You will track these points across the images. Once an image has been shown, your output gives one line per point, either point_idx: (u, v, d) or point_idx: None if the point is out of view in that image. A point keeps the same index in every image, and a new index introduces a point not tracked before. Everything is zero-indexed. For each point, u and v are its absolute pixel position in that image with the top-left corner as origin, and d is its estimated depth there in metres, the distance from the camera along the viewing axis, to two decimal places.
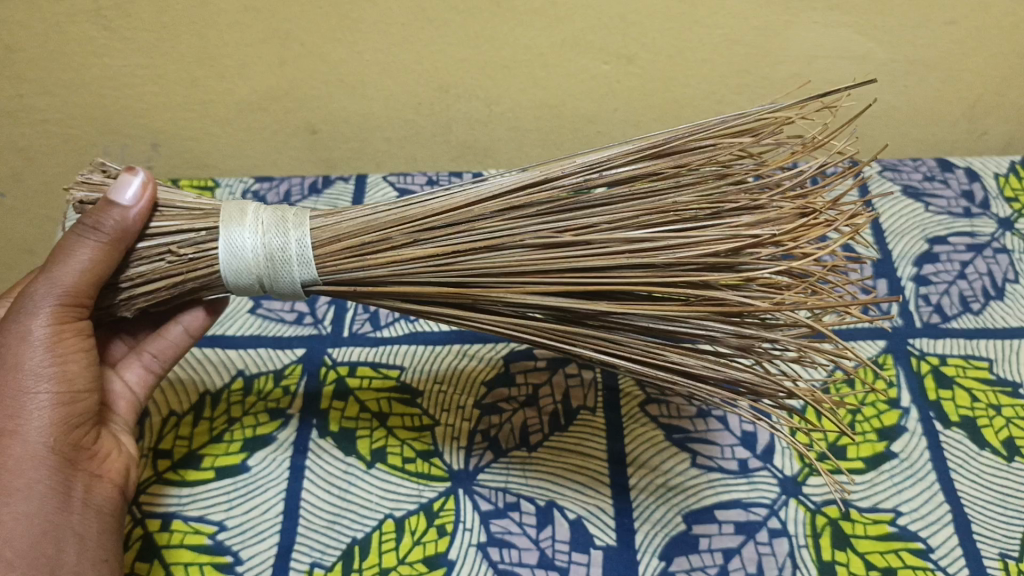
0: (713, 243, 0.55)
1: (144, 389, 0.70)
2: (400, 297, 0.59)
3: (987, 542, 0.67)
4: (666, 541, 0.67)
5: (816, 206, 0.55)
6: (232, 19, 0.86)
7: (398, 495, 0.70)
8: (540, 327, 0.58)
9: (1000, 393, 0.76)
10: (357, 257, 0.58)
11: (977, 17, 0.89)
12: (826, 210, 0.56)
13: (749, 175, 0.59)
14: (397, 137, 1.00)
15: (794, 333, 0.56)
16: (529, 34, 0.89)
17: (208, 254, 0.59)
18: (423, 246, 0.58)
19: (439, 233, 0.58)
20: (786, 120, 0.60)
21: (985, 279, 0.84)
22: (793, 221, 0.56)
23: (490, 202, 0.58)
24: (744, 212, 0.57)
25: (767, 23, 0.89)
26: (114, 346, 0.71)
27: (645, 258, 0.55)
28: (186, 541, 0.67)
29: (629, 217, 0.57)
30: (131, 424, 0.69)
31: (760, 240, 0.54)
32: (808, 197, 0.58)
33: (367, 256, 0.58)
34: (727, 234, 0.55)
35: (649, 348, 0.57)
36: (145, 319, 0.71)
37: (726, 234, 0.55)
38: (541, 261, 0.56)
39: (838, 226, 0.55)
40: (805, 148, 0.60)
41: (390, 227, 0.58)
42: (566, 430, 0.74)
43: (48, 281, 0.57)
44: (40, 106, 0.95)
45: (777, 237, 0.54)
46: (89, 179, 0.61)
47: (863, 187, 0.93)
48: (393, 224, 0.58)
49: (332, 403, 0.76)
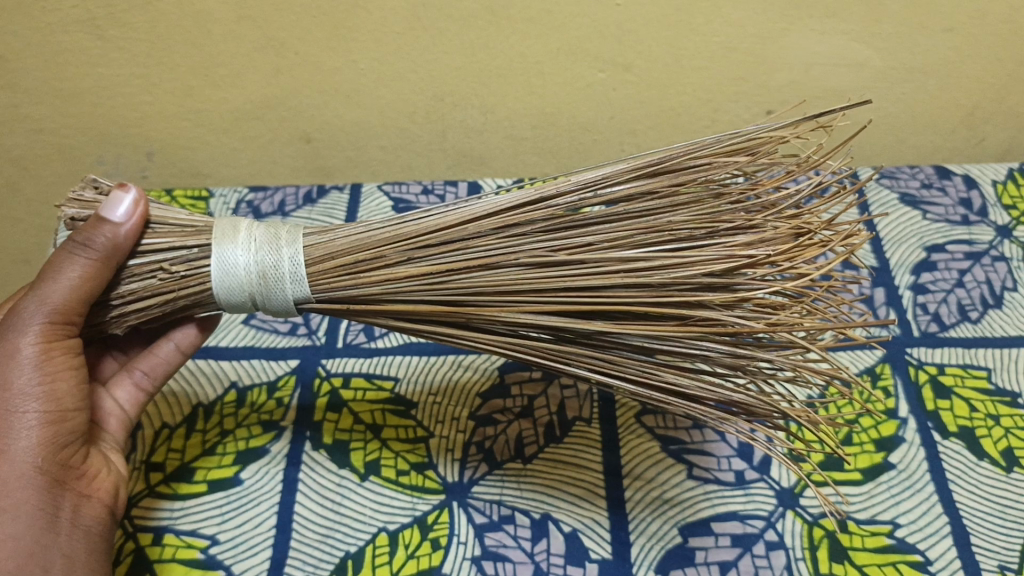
0: (709, 263, 0.54)
1: (135, 407, 0.69)
2: (393, 314, 0.59)
3: (986, 554, 0.66)
4: (662, 554, 0.67)
5: (811, 226, 0.55)
6: (225, 28, 0.86)
7: (392, 509, 0.69)
8: (535, 346, 0.57)
9: (998, 403, 0.75)
10: (349, 274, 0.58)
11: (975, 23, 0.89)
12: (822, 230, 0.56)
13: (745, 195, 0.58)
14: (392, 145, 1.00)
15: (790, 352, 0.56)
16: (524, 42, 0.88)
17: (200, 271, 0.58)
18: (416, 264, 0.57)
19: (433, 251, 0.58)
20: (782, 139, 0.60)
21: (983, 288, 0.83)
22: (789, 241, 0.56)
23: (486, 220, 0.58)
24: (740, 232, 0.57)
25: (764, 30, 0.88)
26: (106, 364, 0.71)
27: (641, 277, 0.55)
28: (178, 555, 0.67)
29: (624, 236, 0.57)
30: (123, 442, 0.68)
31: (755, 260, 0.53)
32: (803, 216, 0.57)
33: (358, 274, 0.58)
34: (723, 255, 0.54)
35: (645, 368, 0.56)
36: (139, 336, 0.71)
37: (721, 254, 0.54)
38: (535, 279, 0.56)
39: (833, 246, 0.55)
40: (801, 166, 0.60)
41: (384, 245, 0.58)
42: (561, 441, 0.74)
43: (37, 298, 0.56)
44: (33, 116, 0.94)
45: (773, 257, 0.53)
46: (81, 196, 0.61)
47: (863, 206, 0.92)
48: (387, 242, 0.58)
49: (326, 415, 0.75)
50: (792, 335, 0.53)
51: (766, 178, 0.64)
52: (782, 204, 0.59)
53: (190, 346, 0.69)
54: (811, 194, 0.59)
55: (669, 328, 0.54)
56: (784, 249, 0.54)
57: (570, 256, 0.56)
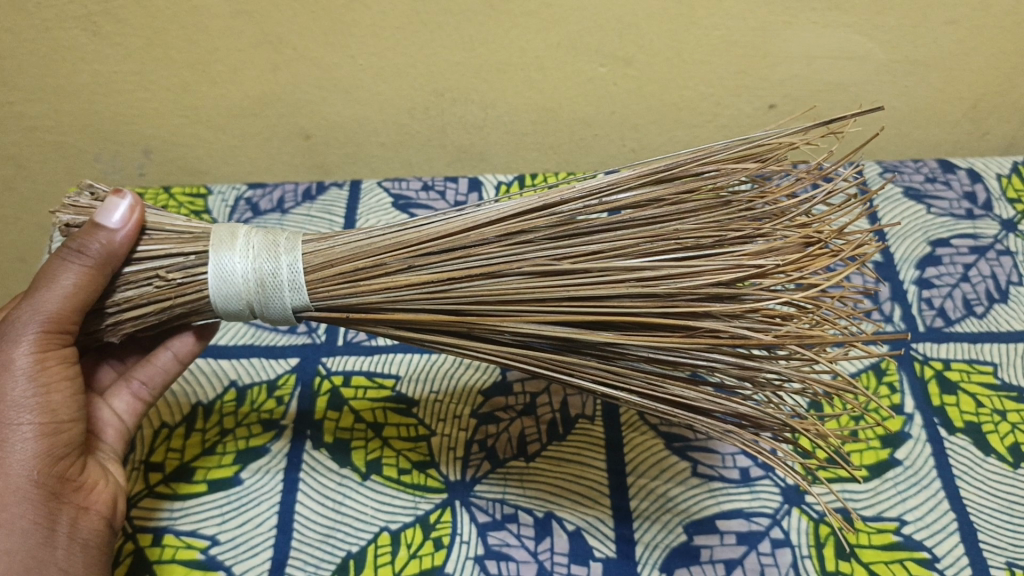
0: (716, 273, 0.54)
1: (133, 416, 0.69)
2: (391, 326, 0.58)
3: (993, 551, 0.66)
4: (666, 552, 0.66)
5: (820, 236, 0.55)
6: (222, 24, 0.85)
7: (394, 508, 0.69)
8: (539, 357, 0.56)
9: (1004, 398, 0.74)
10: (347, 283, 0.57)
11: (980, 15, 0.88)
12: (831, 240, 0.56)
13: (754, 203, 0.58)
14: (392, 142, 0.99)
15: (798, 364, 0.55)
16: (525, 36, 0.87)
17: (198, 279, 0.57)
18: (417, 272, 0.57)
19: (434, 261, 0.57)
20: (791, 146, 0.59)
21: (988, 282, 0.82)
22: (799, 251, 0.55)
23: (489, 227, 0.57)
24: (749, 241, 0.56)
25: (767, 23, 0.87)
26: (103, 372, 0.71)
27: (646, 284, 0.54)
28: (178, 556, 0.66)
29: (630, 244, 0.56)
30: (120, 452, 0.67)
31: (764, 271, 0.53)
32: (814, 225, 0.57)
33: (357, 282, 0.57)
34: (731, 265, 0.54)
35: (650, 380, 0.55)
36: (134, 345, 0.70)
37: (729, 264, 0.54)
38: (538, 287, 0.55)
39: (843, 256, 0.54)
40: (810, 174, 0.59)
41: (385, 254, 0.57)
42: (565, 438, 0.73)
43: (31, 307, 0.56)
44: (30, 113, 0.94)
45: (781, 268, 0.53)
46: (77, 203, 0.60)
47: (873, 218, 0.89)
48: (386, 249, 0.57)
49: (327, 413, 0.74)
50: (800, 347, 0.52)
51: (774, 185, 0.63)
52: (791, 212, 0.58)
53: (190, 353, 0.68)
54: (823, 201, 0.58)
55: (674, 340, 0.53)
56: (794, 259, 0.53)
57: (574, 264, 0.56)
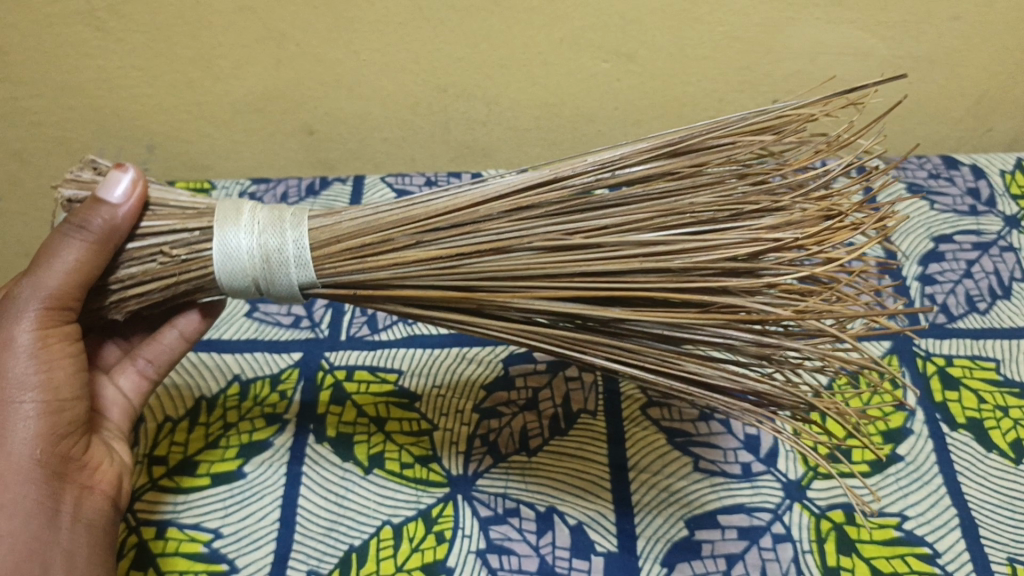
0: (731, 247, 0.54)
1: (138, 395, 0.69)
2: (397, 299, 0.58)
3: (995, 547, 0.66)
4: (668, 547, 0.66)
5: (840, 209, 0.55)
6: (227, 19, 0.85)
7: (396, 502, 0.69)
8: (551, 334, 0.57)
9: (1007, 394, 0.74)
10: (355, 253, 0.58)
11: (983, 10, 0.88)
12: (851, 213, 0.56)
13: (769, 176, 0.58)
14: (395, 137, 0.99)
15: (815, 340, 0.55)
16: (529, 32, 0.88)
17: (202, 256, 0.57)
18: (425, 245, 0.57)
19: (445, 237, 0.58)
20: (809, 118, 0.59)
21: (990, 278, 0.82)
22: (818, 224, 0.55)
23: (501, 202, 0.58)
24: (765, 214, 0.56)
25: (770, 18, 0.88)
26: (108, 351, 0.71)
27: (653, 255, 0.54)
28: (181, 549, 0.66)
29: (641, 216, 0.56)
30: (126, 429, 0.68)
31: (781, 243, 0.53)
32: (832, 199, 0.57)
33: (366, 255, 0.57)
34: (747, 238, 0.54)
35: (662, 357, 0.56)
36: (139, 322, 0.71)
37: (746, 238, 0.54)
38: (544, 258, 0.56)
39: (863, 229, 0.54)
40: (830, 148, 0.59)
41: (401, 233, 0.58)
42: (566, 434, 0.73)
43: (31, 283, 0.56)
44: (34, 109, 0.94)
45: (799, 241, 0.53)
46: (80, 176, 0.60)
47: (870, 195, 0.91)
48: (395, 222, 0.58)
49: (329, 408, 0.74)
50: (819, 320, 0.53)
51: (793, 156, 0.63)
52: (809, 185, 0.58)
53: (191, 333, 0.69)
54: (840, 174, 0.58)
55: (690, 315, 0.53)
56: (813, 232, 0.53)
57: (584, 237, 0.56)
